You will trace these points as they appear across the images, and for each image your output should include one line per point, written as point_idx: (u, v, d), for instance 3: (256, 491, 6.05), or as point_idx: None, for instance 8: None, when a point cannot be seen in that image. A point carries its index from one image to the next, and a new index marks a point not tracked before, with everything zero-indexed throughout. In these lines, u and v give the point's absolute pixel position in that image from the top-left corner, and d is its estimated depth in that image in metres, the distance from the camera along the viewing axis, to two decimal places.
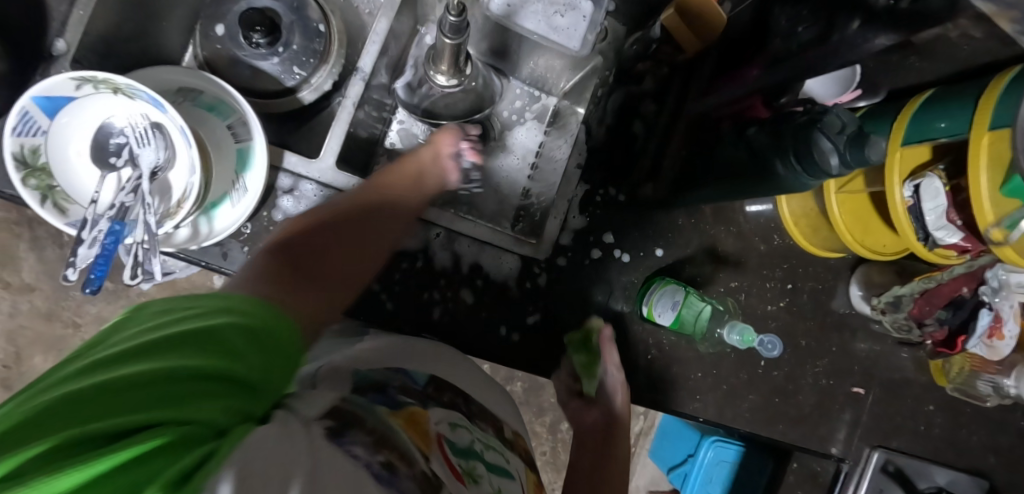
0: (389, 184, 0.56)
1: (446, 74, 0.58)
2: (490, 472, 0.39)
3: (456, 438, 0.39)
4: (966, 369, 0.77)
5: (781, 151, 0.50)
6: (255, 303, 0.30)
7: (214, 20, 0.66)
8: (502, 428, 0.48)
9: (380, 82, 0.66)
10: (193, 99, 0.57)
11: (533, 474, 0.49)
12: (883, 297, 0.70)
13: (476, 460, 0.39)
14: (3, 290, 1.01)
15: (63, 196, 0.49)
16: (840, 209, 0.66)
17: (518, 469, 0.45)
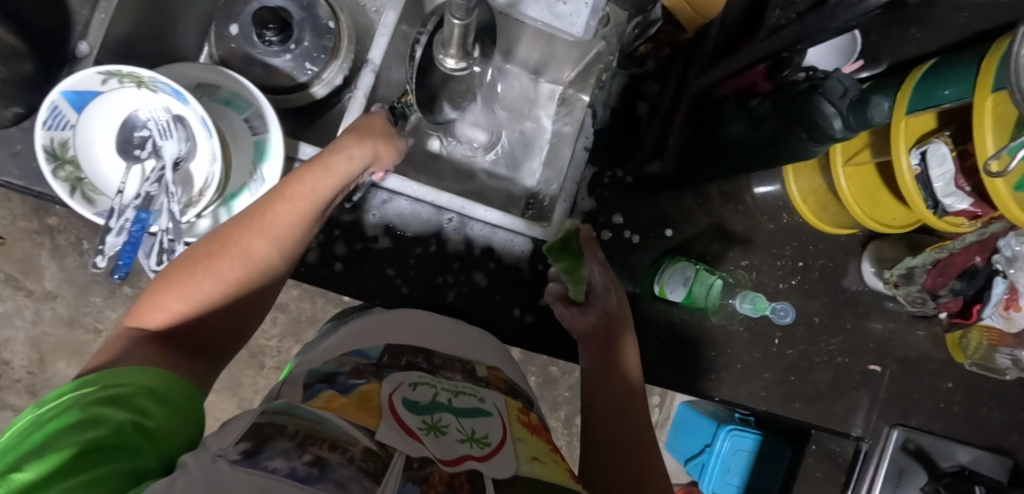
0: (286, 212, 0.50)
1: (456, 57, 0.57)
2: (459, 418, 0.40)
3: (418, 396, 0.41)
4: (984, 344, 0.74)
5: (788, 117, 0.51)
6: (135, 375, 0.38)
7: (227, 19, 0.67)
8: (473, 369, 0.49)
9: (389, 74, 0.67)
10: (211, 94, 0.59)
11: (516, 402, 0.47)
12: (895, 269, 0.72)
13: (441, 411, 0.40)
14: (27, 298, 1.09)
15: (91, 187, 0.52)
16: (849, 182, 0.67)
17: (499, 404, 0.44)
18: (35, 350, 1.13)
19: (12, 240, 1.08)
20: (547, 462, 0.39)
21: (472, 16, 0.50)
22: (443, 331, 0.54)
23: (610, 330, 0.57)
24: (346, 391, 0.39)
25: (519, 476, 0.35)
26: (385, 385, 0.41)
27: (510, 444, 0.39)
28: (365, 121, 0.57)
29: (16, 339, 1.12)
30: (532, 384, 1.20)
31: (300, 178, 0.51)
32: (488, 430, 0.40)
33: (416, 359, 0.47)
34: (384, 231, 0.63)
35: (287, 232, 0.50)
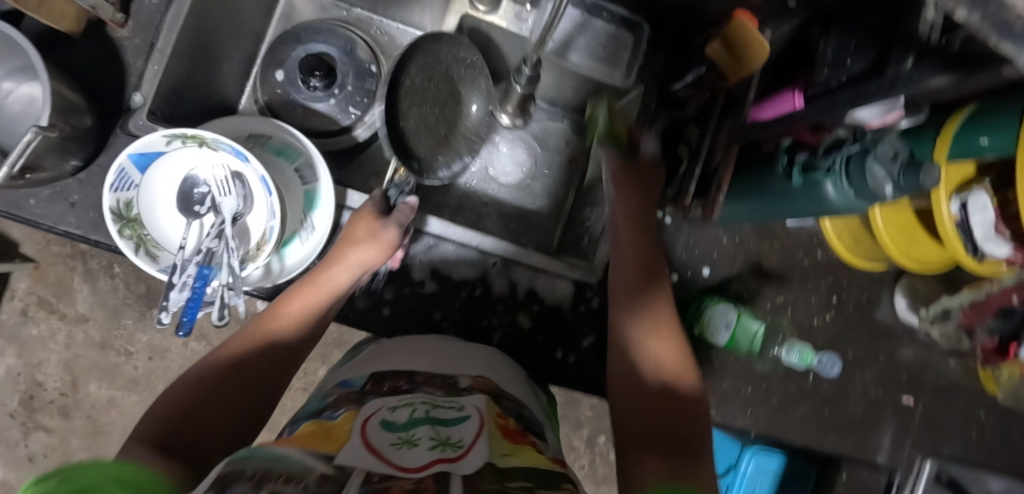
0: (286, 310, 0.56)
1: (511, 113, 0.71)
2: (435, 428, 0.45)
3: (396, 417, 0.46)
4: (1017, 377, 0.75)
5: (833, 173, 0.54)
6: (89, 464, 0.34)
7: (273, 65, 0.68)
8: (455, 382, 0.54)
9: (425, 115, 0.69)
10: (263, 144, 0.60)
11: (496, 404, 0.52)
12: (932, 308, 0.76)
13: (417, 427, 0.45)
14: (62, 321, 1.14)
15: (153, 244, 0.53)
16: (885, 222, 0.68)
17: (478, 405, 0.50)
18: (69, 372, 1.15)
19: (47, 265, 1.13)
20: (518, 454, 0.44)
21: (535, 83, 0.62)
22: (443, 348, 0.59)
23: (641, 226, 0.64)
24: (329, 418, 0.47)
25: (490, 462, 0.40)
26: (367, 409, 0.47)
27: (483, 442, 0.43)
28: (354, 225, 0.60)
29: (49, 361, 1.15)
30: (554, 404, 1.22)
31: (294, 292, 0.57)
32: (462, 433, 0.44)
33: (398, 383, 0.53)
34: (430, 276, 0.64)
35: (277, 343, 0.54)
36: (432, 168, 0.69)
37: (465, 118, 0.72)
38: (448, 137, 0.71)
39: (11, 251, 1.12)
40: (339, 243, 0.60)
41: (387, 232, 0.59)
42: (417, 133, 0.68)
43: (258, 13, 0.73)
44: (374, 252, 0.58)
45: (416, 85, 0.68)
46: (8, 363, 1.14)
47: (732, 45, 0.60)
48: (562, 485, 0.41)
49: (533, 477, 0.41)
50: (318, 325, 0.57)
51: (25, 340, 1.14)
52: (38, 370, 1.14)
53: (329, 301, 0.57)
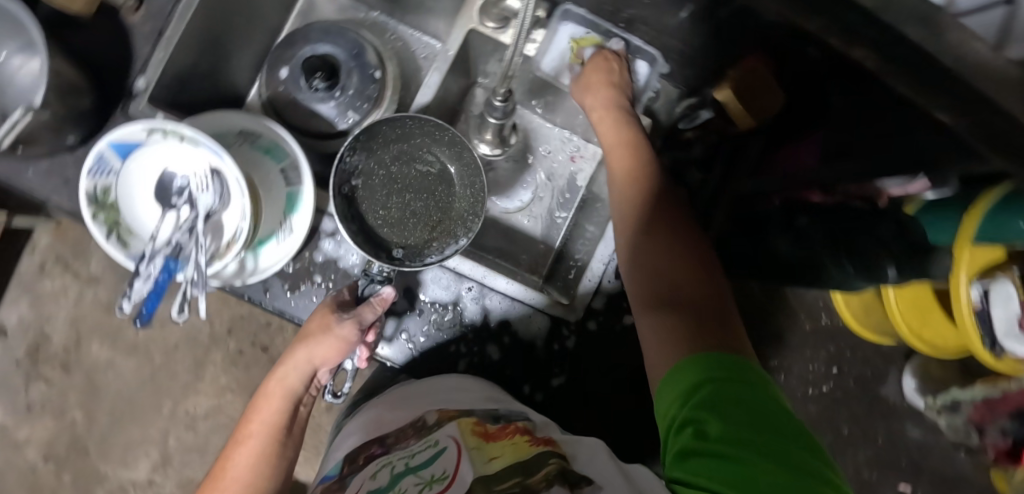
0: (247, 440, 0.53)
1: (491, 142, 0.70)
2: (415, 476, 0.45)
3: (377, 482, 0.47)
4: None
5: (836, 254, 0.52)
6: None
7: (279, 62, 0.68)
8: (424, 420, 0.54)
9: (428, 159, 0.63)
10: (252, 142, 0.60)
11: (468, 418, 0.52)
12: (939, 398, 0.68)
13: (399, 481, 0.45)
14: (75, 279, 1.17)
15: (127, 230, 0.53)
16: (899, 297, 0.63)
17: (451, 433, 0.50)
18: (75, 329, 1.18)
19: (67, 225, 1.17)
20: (503, 454, 0.45)
21: (508, 116, 0.59)
22: (415, 387, 0.60)
23: (619, 118, 0.60)
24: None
25: (476, 477, 0.42)
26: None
27: (464, 461, 0.44)
28: (309, 321, 0.57)
29: (58, 316, 1.18)
30: None
31: (249, 417, 0.55)
32: (444, 465, 0.45)
33: (371, 449, 0.53)
34: (402, 294, 0.63)
35: (249, 478, 0.52)
36: (421, 252, 0.60)
37: (455, 196, 0.63)
38: (438, 220, 0.62)
39: (35, 207, 1.16)
40: (294, 342, 0.56)
41: (342, 327, 0.55)
42: (397, 224, 0.61)
43: (276, 8, 0.72)
44: (332, 352, 0.55)
45: (384, 181, 0.61)
46: (22, 312, 1.18)
47: (741, 93, 0.57)
48: (551, 463, 0.43)
49: (523, 469, 0.42)
50: (285, 447, 0.54)
51: (39, 293, 1.18)
52: (47, 323, 1.18)
53: (291, 405, 0.55)
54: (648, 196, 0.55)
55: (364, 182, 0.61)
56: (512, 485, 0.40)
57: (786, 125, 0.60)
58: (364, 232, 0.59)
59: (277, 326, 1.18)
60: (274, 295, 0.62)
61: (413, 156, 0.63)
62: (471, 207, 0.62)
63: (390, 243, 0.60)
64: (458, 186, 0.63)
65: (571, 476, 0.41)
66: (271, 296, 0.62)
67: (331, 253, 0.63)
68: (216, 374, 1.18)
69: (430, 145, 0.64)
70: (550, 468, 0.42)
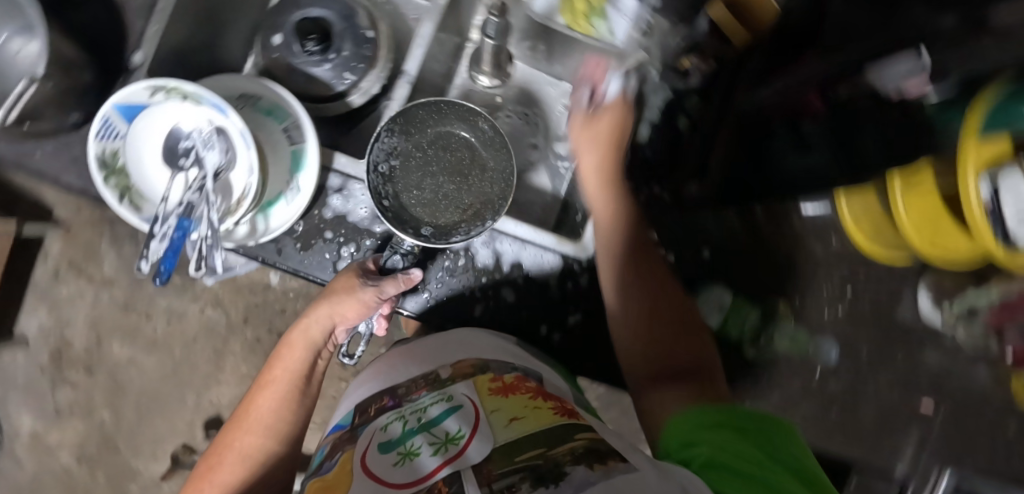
0: (270, 385, 0.60)
1: (488, 74, 0.75)
2: (429, 434, 0.46)
3: (390, 434, 0.48)
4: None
5: (841, 151, 0.56)
6: None
7: (272, 29, 0.69)
8: (437, 375, 0.55)
9: (462, 136, 0.68)
10: (254, 105, 0.61)
11: (485, 374, 0.54)
12: (957, 305, 0.69)
13: (412, 436, 0.47)
14: (89, 282, 1.18)
15: (138, 194, 0.54)
16: (911, 214, 0.61)
17: (468, 395, 0.51)
18: (94, 330, 1.19)
19: (77, 229, 1.18)
20: (527, 416, 0.46)
21: (501, 36, 0.68)
22: (432, 339, 0.61)
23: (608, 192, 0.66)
24: (327, 472, 0.47)
25: (496, 446, 0.43)
26: (360, 444, 0.48)
27: (483, 427, 0.45)
28: (335, 281, 0.59)
29: (77, 319, 1.20)
30: None
31: (275, 363, 0.62)
32: (461, 424, 0.46)
33: (382, 401, 0.55)
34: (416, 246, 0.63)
35: (269, 420, 0.59)
36: (450, 231, 0.63)
37: (486, 181, 0.67)
38: (471, 202, 0.65)
39: (44, 213, 1.17)
40: (320, 298, 0.60)
41: (363, 294, 0.58)
42: (430, 205, 0.65)
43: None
44: (353, 312, 0.59)
45: (423, 160, 0.66)
46: (41, 319, 1.20)
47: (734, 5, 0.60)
48: (578, 437, 0.43)
49: (546, 440, 0.42)
50: (303, 394, 0.61)
51: (55, 298, 1.19)
52: (67, 327, 1.20)
53: (312, 355, 0.62)
54: (640, 272, 0.62)
55: (401, 161, 0.66)
56: (535, 455, 0.40)
57: (785, 41, 0.57)
58: (398, 208, 0.63)
59: (291, 312, 1.17)
60: (287, 255, 0.62)
61: (449, 140, 0.68)
62: (501, 192, 0.65)
63: (421, 220, 0.63)
64: (490, 168, 0.67)
65: (598, 446, 0.41)
66: (284, 256, 0.62)
67: (339, 209, 0.63)
68: (235, 364, 1.19)
69: (461, 130, 0.68)
70: (576, 442, 0.41)
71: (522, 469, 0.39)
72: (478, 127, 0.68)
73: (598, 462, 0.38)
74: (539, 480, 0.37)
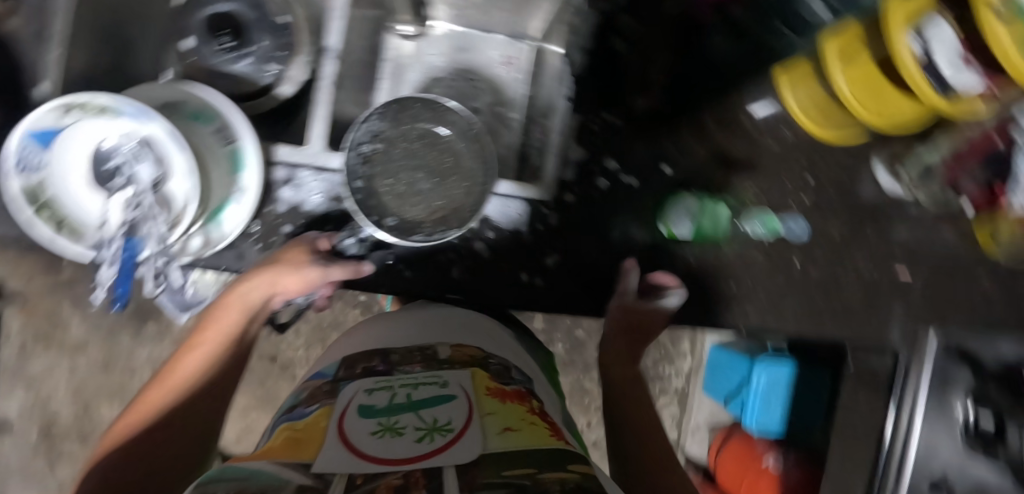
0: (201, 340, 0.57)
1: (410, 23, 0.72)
2: (417, 418, 0.43)
3: (376, 401, 0.46)
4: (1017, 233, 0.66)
5: None
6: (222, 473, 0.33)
7: (181, 33, 0.66)
8: (435, 353, 0.54)
9: (444, 128, 0.67)
10: (178, 110, 0.56)
11: (482, 370, 0.52)
12: (911, 169, 0.69)
13: (399, 412, 0.44)
14: (61, 350, 1.13)
15: (76, 223, 0.51)
16: (851, 85, 0.60)
17: (464, 385, 0.48)
18: (78, 398, 1.15)
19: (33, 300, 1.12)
20: (522, 429, 0.42)
21: None
22: (415, 312, 0.61)
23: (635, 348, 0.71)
24: (302, 417, 0.46)
25: (483, 456, 0.38)
26: (342, 401, 0.46)
27: (473, 427, 0.41)
28: (282, 252, 0.58)
29: (57, 391, 1.15)
30: (561, 352, 1.18)
31: (207, 326, 0.58)
32: (452, 417, 0.43)
33: (372, 362, 0.53)
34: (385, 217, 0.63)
35: (199, 375, 0.54)
36: (414, 227, 0.63)
37: (460, 183, 0.65)
38: (440, 205, 0.65)
39: None
40: (263, 263, 0.58)
41: (309, 270, 0.57)
42: (401, 197, 0.65)
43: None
44: (296, 285, 0.58)
45: (404, 153, 0.65)
46: (19, 400, 1.14)
47: None
48: (571, 467, 0.37)
49: (535, 461, 0.37)
50: (233, 362, 0.57)
51: (28, 375, 1.14)
52: (49, 402, 1.15)
53: (246, 320, 0.58)
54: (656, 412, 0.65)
55: (385, 146, 0.64)
56: (522, 475, 0.35)
57: None
58: (368, 193, 0.63)
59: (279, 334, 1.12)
60: (249, 259, 0.61)
61: (435, 137, 0.66)
62: (469, 206, 0.64)
63: (388, 211, 0.63)
64: (466, 167, 0.66)
65: (592, 486, 0.35)
66: (247, 261, 0.61)
67: (293, 201, 0.61)
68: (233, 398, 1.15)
69: (444, 118, 0.66)
70: (570, 471, 0.36)
71: (510, 484, 0.33)
72: (453, 123, 0.66)
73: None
74: None
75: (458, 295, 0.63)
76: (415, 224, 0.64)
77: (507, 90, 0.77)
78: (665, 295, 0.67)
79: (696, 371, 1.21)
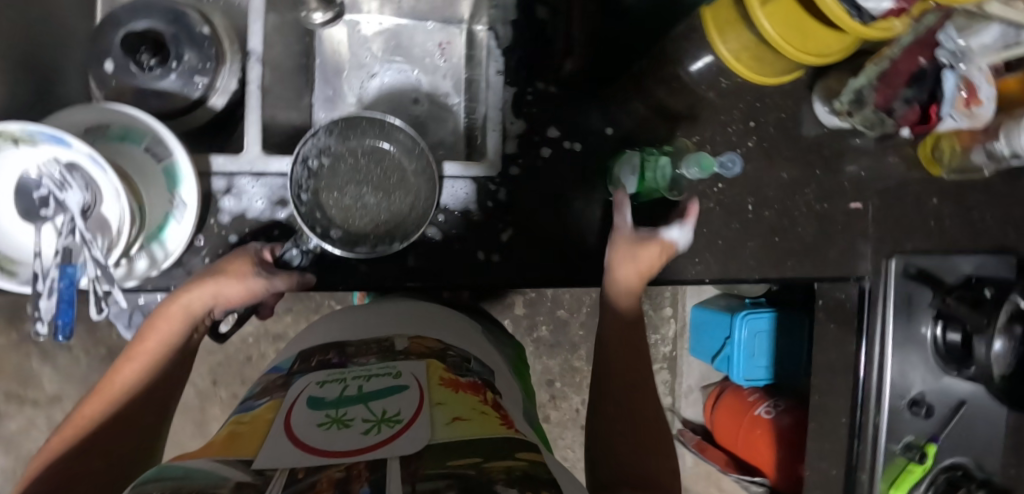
0: (141, 351, 0.54)
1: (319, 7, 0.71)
2: (367, 409, 0.44)
3: (326, 393, 0.47)
4: (957, 150, 0.69)
5: None
6: (166, 471, 0.35)
7: (99, 57, 0.64)
8: (391, 345, 0.54)
9: (397, 134, 0.62)
10: (104, 135, 0.56)
11: (439, 362, 0.52)
12: (844, 97, 0.67)
13: (350, 403, 0.45)
14: (35, 406, 1.11)
15: (8, 259, 0.50)
16: (775, 28, 0.59)
17: (419, 373, 0.49)
18: None
19: None
20: (471, 418, 0.43)
21: None
22: (381, 307, 0.62)
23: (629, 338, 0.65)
24: (249, 410, 0.48)
25: (430, 445, 0.39)
26: (291, 394, 0.48)
27: (422, 416, 0.43)
28: (224, 263, 0.56)
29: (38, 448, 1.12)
30: (544, 335, 1.18)
31: (143, 337, 0.55)
32: (403, 407, 0.44)
33: (327, 356, 0.54)
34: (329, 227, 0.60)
35: (140, 388, 0.53)
36: (359, 239, 0.61)
37: (409, 191, 0.62)
38: (386, 219, 0.62)
39: None
40: (204, 273, 0.56)
41: (254, 280, 0.56)
42: (349, 211, 0.61)
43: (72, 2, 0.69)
44: (238, 296, 0.56)
45: (351, 169, 0.62)
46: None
47: None
48: (518, 456, 0.39)
49: (481, 452, 0.39)
50: (173, 367, 0.56)
51: (5, 436, 1.11)
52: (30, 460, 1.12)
53: (188, 329, 0.56)
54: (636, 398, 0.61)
55: (331, 159, 0.61)
56: (468, 465, 0.37)
57: None
58: (313, 206, 0.60)
59: (258, 357, 1.10)
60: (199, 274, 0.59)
61: (382, 155, 0.63)
62: (416, 222, 0.61)
63: (332, 222, 0.60)
64: (410, 176, 0.63)
65: (538, 473, 0.37)
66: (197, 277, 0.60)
67: (236, 210, 0.60)
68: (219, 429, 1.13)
69: (391, 129, 0.62)
70: (515, 461, 0.38)
71: (450, 475, 0.35)
72: (398, 141, 0.62)
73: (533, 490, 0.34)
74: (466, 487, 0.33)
75: (417, 283, 0.62)
76: (359, 231, 0.61)
77: (439, 75, 0.80)
78: (666, 229, 0.64)
79: (680, 335, 1.21)
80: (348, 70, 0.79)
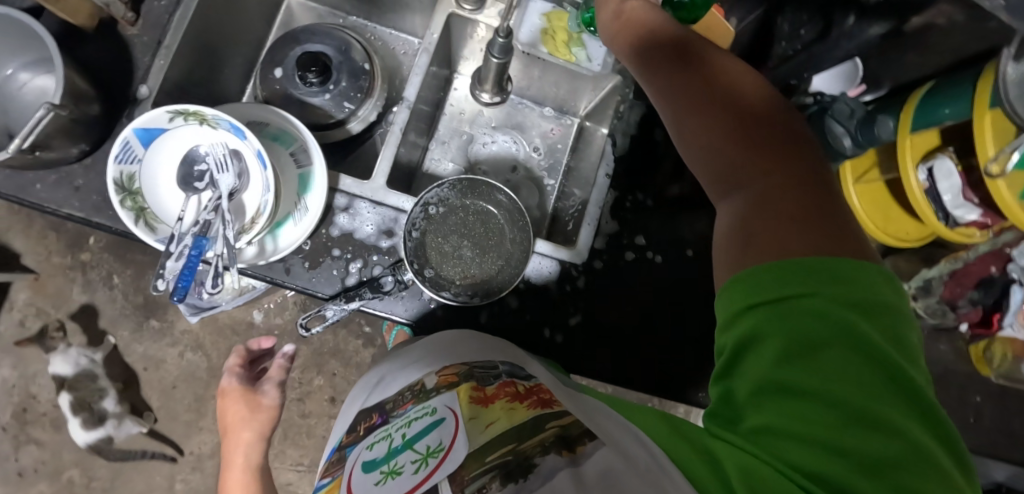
0: None
1: (490, 91, 0.84)
2: (412, 451, 0.44)
3: (376, 454, 0.47)
4: (1009, 356, 0.71)
5: None
6: None
7: (273, 65, 0.73)
8: (423, 386, 0.53)
9: (501, 199, 0.70)
10: (261, 131, 0.63)
11: (467, 382, 0.51)
12: (914, 281, 0.74)
13: (396, 454, 0.45)
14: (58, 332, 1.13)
15: (153, 216, 0.55)
16: (863, 203, 0.66)
17: (450, 400, 0.49)
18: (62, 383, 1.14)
19: (45, 277, 1.14)
20: (500, 418, 0.44)
21: (508, 56, 0.72)
22: (416, 346, 0.63)
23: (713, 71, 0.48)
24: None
25: (472, 448, 0.41)
26: (348, 466, 0.48)
27: (460, 437, 0.43)
28: (231, 401, 0.75)
29: (43, 373, 1.14)
30: None
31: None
32: (441, 436, 0.44)
33: (372, 420, 0.55)
34: (426, 263, 0.65)
35: None
36: (445, 284, 0.65)
37: (504, 250, 0.68)
38: (475, 273, 0.67)
39: (12, 260, 1.13)
40: (233, 421, 0.75)
41: (266, 396, 0.75)
42: (444, 258, 0.67)
43: (261, 9, 0.79)
44: (258, 412, 0.75)
45: (459, 222, 0.69)
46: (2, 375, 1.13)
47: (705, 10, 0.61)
48: (549, 425, 0.41)
49: (515, 436, 0.41)
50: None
51: (20, 351, 1.13)
52: (33, 382, 1.13)
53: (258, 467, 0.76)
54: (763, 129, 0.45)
55: (445, 210, 0.68)
56: (506, 452, 0.39)
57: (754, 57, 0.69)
58: (419, 245, 0.66)
59: None
60: (295, 274, 0.64)
61: (486, 212, 0.70)
62: (500, 283, 0.66)
63: (428, 262, 0.65)
64: (507, 236, 0.69)
65: (570, 434, 0.39)
66: (293, 275, 0.64)
67: (346, 227, 0.66)
68: None
69: (496, 192, 0.70)
70: (545, 434, 0.40)
71: (493, 467, 0.37)
72: (501, 203, 0.70)
73: (568, 449, 0.37)
74: (508, 476, 0.36)
75: None
76: (447, 278, 0.66)
77: (547, 158, 0.87)
78: None
79: None
80: (466, 132, 0.87)
